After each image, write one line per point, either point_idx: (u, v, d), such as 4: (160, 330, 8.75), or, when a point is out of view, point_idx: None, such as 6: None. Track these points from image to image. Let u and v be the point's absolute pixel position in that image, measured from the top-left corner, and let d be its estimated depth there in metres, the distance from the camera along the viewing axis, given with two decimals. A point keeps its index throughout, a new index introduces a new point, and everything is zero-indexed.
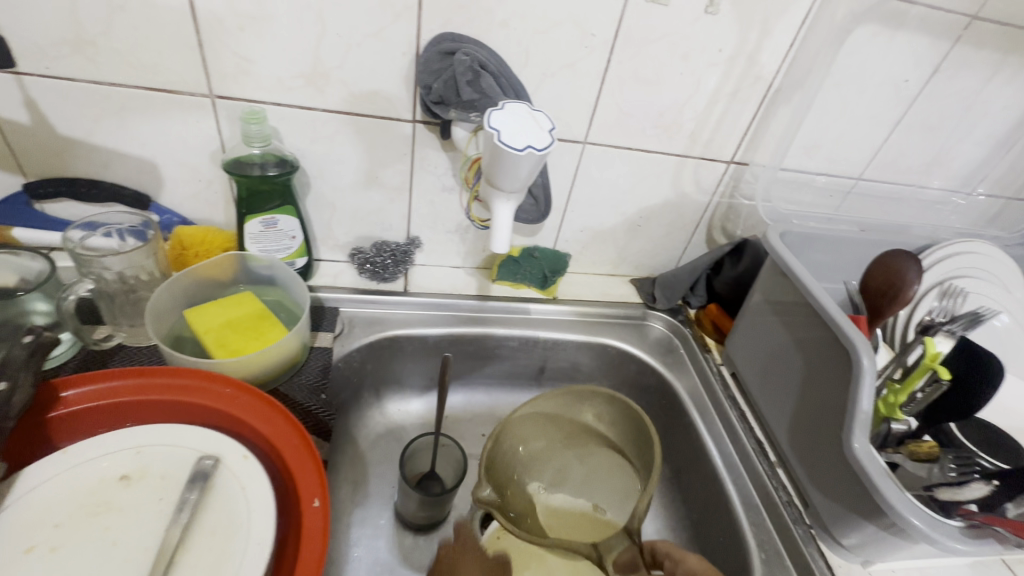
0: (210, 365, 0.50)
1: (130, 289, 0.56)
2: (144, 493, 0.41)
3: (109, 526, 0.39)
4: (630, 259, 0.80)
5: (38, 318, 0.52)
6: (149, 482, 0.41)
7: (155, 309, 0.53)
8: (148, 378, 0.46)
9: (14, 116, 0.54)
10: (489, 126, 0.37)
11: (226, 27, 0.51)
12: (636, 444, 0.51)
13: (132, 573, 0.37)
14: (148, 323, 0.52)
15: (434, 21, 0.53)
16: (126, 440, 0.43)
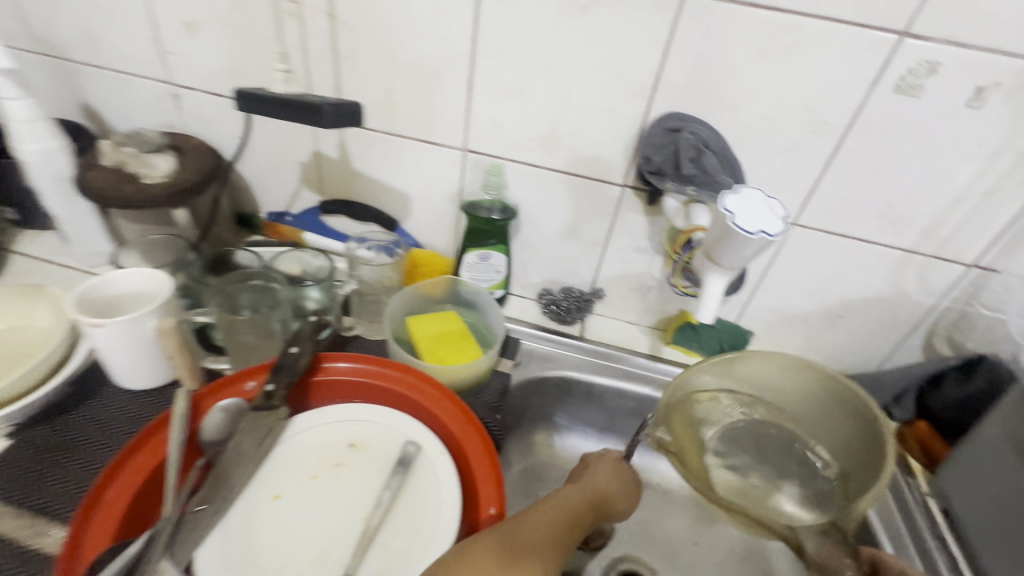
0: (422, 366, 0.61)
1: (375, 294, 0.70)
2: (364, 460, 0.50)
3: (338, 479, 0.49)
4: (821, 350, 0.74)
5: (311, 302, 0.65)
6: (371, 452, 0.51)
7: (389, 313, 0.66)
8: (376, 366, 0.57)
9: (330, 152, 0.72)
10: (723, 209, 0.39)
11: (491, 98, 0.63)
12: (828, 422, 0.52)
13: (351, 523, 0.46)
14: (385, 323, 0.65)
15: (665, 102, 0.59)
16: (357, 413, 0.54)
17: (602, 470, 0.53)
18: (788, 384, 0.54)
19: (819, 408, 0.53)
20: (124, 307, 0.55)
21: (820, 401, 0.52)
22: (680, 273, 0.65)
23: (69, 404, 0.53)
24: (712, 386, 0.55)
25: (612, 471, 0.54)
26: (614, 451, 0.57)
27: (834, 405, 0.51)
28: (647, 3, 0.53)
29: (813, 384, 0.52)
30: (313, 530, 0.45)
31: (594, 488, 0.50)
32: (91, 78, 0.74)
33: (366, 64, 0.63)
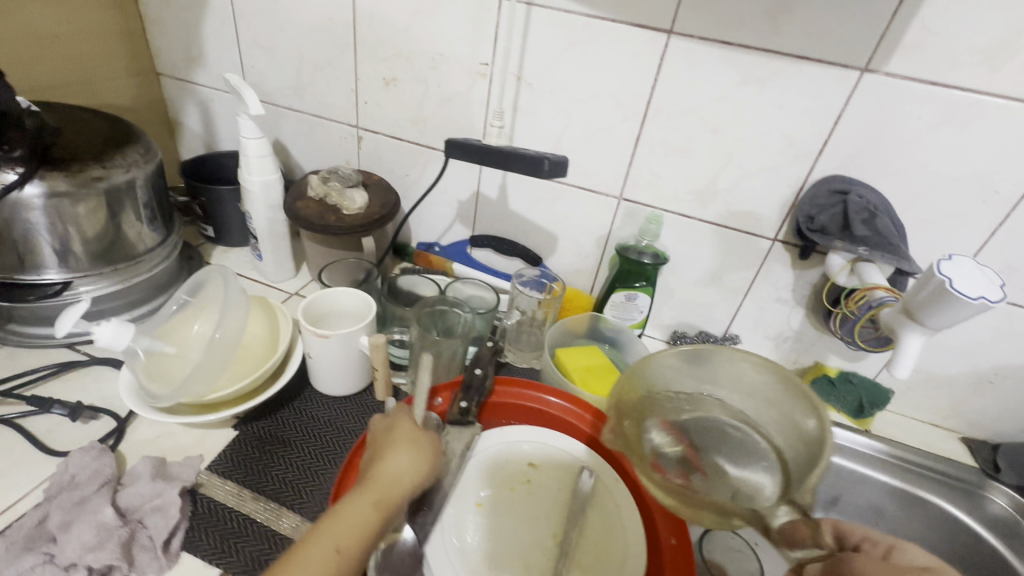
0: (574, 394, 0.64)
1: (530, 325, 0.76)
2: (547, 478, 0.55)
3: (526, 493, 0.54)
4: (966, 414, 0.73)
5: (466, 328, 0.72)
6: (552, 471, 0.55)
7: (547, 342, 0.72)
8: (555, 401, 0.60)
9: (489, 193, 0.80)
10: (938, 271, 0.42)
11: (654, 154, 0.69)
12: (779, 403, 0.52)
13: (544, 537, 0.51)
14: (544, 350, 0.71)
15: (829, 166, 0.62)
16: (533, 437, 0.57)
17: (396, 464, 0.44)
18: (755, 397, 0.54)
19: (762, 397, 0.54)
20: (330, 319, 0.62)
21: (779, 391, 0.51)
22: (865, 330, 0.63)
23: (282, 403, 0.61)
24: (727, 377, 0.55)
25: (409, 451, 0.45)
26: (403, 426, 0.48)
27: (786, 395, 0.51)
28: (825, 77, 0.58)
29: (777, 391, 0.52)
30: (512, 540, 0.51)
31: (380, 487, 0.42)
32: (289, 120, 0.85)
33: (541, 118, 0.71)
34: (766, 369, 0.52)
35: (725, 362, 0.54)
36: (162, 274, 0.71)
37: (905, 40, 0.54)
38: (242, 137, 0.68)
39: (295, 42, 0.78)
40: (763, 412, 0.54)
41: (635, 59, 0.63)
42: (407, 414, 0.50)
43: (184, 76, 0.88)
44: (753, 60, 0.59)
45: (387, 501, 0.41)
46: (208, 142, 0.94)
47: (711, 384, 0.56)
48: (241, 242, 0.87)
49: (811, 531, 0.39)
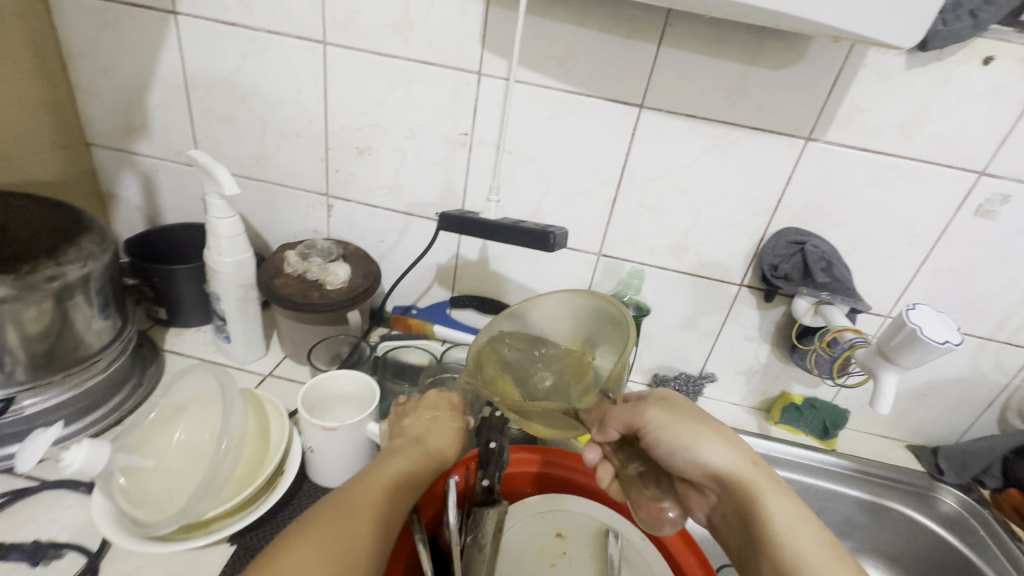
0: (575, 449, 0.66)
1: None
2: (578, 547, 0.55)
3: (560, 567, 0.53)
4: (908, 424, 0.83)
5: None
6: (580, 539, 0.55)
7: None
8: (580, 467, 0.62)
9: (470, 255, 0.80)
10: (910, 321, 0.49)
11: (629, 213, 0.73)
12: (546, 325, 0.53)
13: None
14: None
15: (784, 220, 0.70)
16: (553, 503, 0.58)
17: (439, 436, 0.53)
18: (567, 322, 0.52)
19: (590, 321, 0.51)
20: (329, 406, 0.60)
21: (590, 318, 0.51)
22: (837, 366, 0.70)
23: (280, 504, 0.55)
24: (549, 324, 0.53)
25: (438, 425, 0.54)
26: (434, 404, 0.58)
27: (590, 315, 0.51)
28: (777, 145, 0.65)
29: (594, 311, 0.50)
30: None
31: (421, 452, 0.50)
32: (248, 189, 0.81)
33: (521, 183, 0.73)
34: (590, 299, 0.51)
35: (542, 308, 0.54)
36: (118, 371, 0.63)
37: (839, 115, 0.63)
38: (210, 217, 0.64)
39: (258, 112, 0.75)
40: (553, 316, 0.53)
41: (610, 130, 0.68)
42: (442, 395, 0.59)
43: (122, 146, 0.81)
44: (715, 130, 0.66)
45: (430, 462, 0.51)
46: (150, 213, 0.86)
47: (545, 327, 0.53)
48: (198, 322, 0.79)
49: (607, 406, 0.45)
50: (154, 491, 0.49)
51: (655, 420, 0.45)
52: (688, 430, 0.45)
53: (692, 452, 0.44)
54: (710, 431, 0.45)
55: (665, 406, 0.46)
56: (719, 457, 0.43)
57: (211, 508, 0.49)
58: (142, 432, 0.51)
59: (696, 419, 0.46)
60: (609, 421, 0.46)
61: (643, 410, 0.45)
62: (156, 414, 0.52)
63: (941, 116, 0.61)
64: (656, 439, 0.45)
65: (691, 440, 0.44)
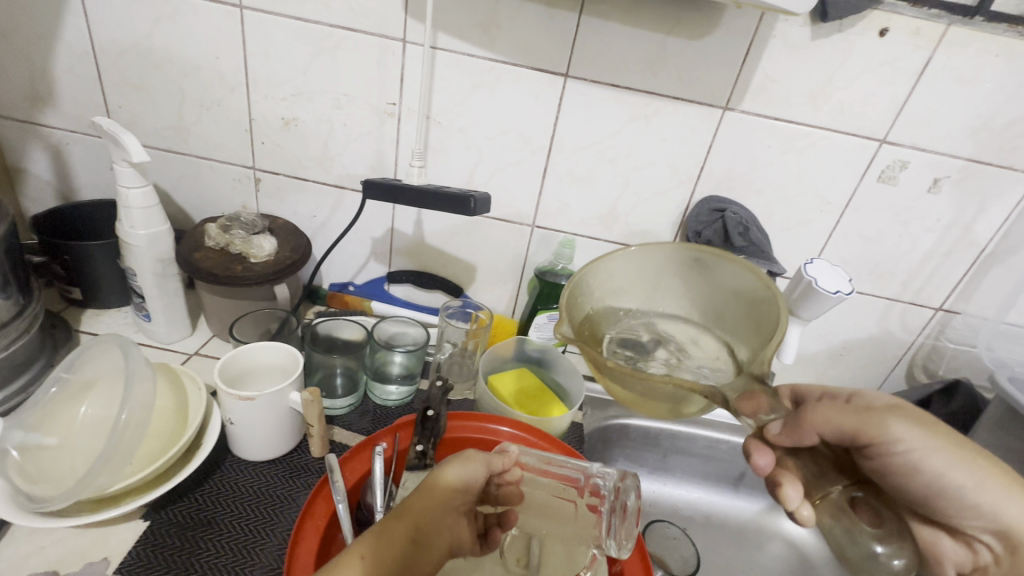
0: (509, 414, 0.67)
1: (462, 357, 0.75)
2: None
3: None
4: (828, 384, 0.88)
5: (395, 367, 0.70)
6: None
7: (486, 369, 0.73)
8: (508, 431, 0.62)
9: (405, 228, 0.80)
10: (807, 273, 0.52)
11: (561, 184, 0.74)
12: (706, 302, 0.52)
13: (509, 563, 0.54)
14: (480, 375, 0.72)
15: (706, 188, 0.73)
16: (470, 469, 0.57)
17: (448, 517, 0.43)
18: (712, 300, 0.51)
19: (680, 282, 0.53)
20: (251, 377, 0.58)
21: (694, 275, 0.52)
22: None
23: (199, 479, 0.54)
24: (655, 279, 0.53)
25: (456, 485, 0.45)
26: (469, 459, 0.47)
27: (728, 287, 0.51)
28: (697, 114, 0.68)
29: (684, 271, 0.53)
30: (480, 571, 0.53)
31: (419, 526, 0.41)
32: (169, 163, 0.77)
33: (453, 154, 0.73)
34: (724, 265, 0.50)
35: (600, 273, 0.53)
36: (22, 351, 0.60)
37: (753, 85, 0.65)
38: (120, 187, 0.61)
39: (175, 80, 0.72)
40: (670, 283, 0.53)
41: (537, 100, 0.68)
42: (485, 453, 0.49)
43: (27, 117, 0.76)
44: (639, 100, 0.67)
45: (422, 545, 0.40)
46: (63, 190, 0.82)
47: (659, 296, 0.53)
48: (119, 303, 0.76)
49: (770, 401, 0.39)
50: (51, 467, 0.46)
51: (899, 437, 0.40)
52: (954, 462, 0.40)
53: (960, 485, 0.40)
54: (981, 463, 0.41)
55: (921, 423, 0.41)
56: (1010, 515, 0.39)
57: (117, 483, 0.47)
58: (44, 408, 0.49)
59: (968, 453, 0.41)
60: (816, 421, 0.41)
61: (886, 422, 0.41)
62: (58, 389, 0.50)
63: (844, 86, 0.65)
64: (905, 464, 0.40)
65: (959, 473, 0.40)
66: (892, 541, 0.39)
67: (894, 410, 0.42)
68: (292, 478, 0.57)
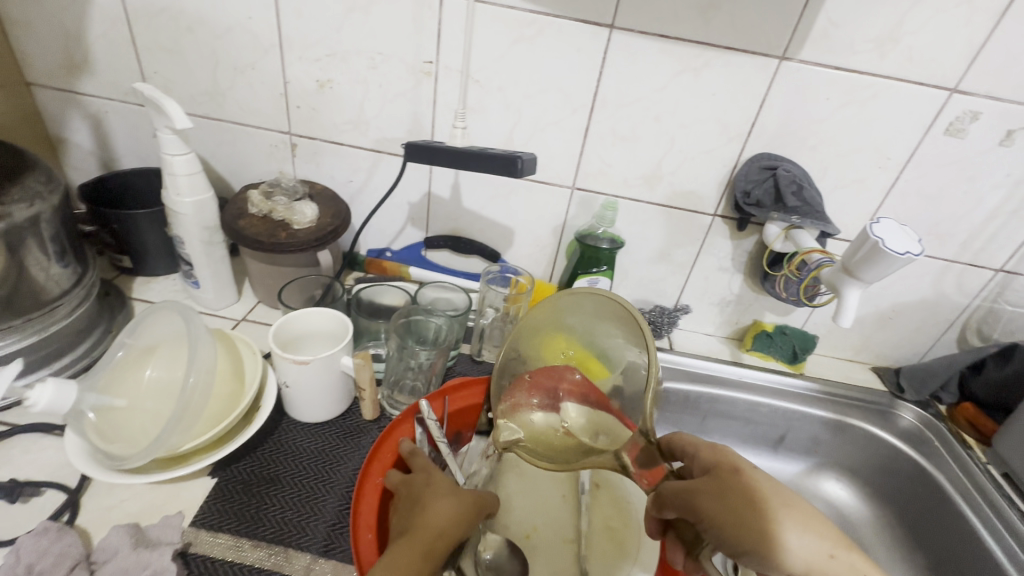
0: None
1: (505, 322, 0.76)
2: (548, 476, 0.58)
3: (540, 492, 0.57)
4: (873, 347, 0.86)
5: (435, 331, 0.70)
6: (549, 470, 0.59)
7: None
8: None
9: (442, 193, 0.78)
10: (873, 234, 0.50)
11: (603, 143, 0.71)
12: (601, 320, 0.53)
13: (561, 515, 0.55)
14: None
15: (757, 145, 0.69)
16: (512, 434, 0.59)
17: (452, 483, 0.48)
18: (601, 318, 0.54)
19: (589, 312, 0.54)
20: (303, 341, 0.60)
21: (600, 310, 0.53)
22: (806, 289, 0.70)
23: (259, 440, 0.56)
24: (561, 315, 0.56)
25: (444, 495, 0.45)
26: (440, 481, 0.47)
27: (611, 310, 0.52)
28: (751, 64, 0.64)
29: (588, 306, 0.54)
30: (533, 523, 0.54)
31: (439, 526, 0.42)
32: (205, 129, 0.77)
33: (491, 114, 0.71)
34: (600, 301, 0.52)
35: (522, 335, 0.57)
36: (84, 317, 0.62)
37: (815, 32, 0.61)
38: (164, 154, 0.61)
39: (207, 43, 0.70)
40: (566, 312, 0.56)
41: (579, 54, 0.65)
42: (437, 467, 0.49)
43: (65, 85, 0.76)
44: (688, 52, 0.64)
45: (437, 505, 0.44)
46: (104, 159, 0.82)
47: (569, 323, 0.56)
48: (166, 270, 0.78)
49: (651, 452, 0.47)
50: (126, 426, 0.49)
51: (710, 516, 0.38)
52: (752, 521, 0.38)
53: (762, 533, 0.37)
54: (784, 511, 0.38)
55: (724, 494, 0.39)
56: (799, 554, 0.36)
57: (183, 443, 0.49)
58: (112, 373, 0.50)
59: (754, 510, 0.38)
60: (665, 503, 0.41)
61: (695, 501, 0.39)
62: (124, 353, 0.52)
63: (916, 30, 0.60)
64: (716, 537, 0.38)
65: (756, 527, 0.37)
66: None
67: (702, 486, 0.40)
68: (344, 441, 0.58)
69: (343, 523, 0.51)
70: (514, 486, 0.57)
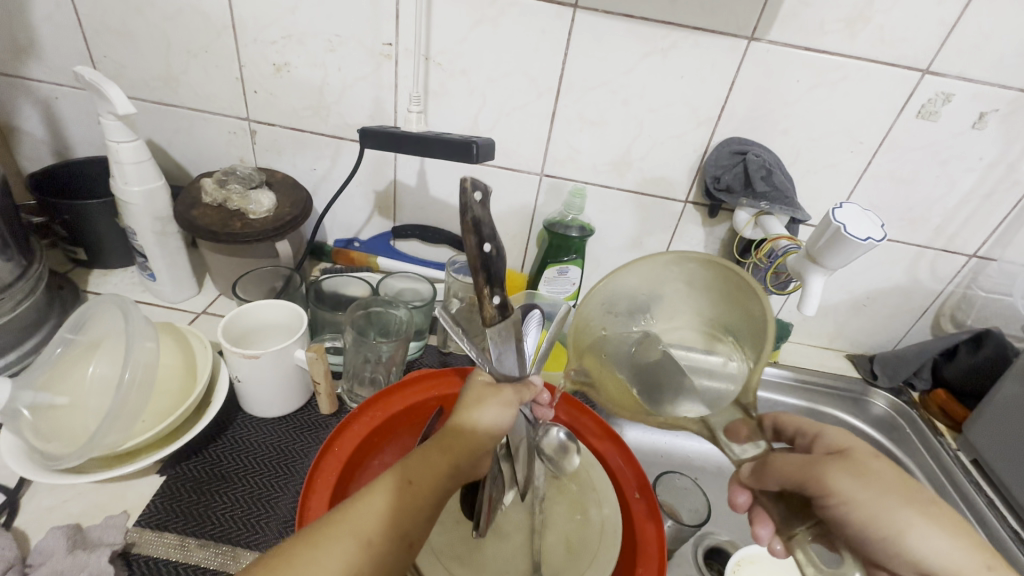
0: None
1: None
2: None
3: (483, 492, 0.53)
4: (848, 335, 0.86)
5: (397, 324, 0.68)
6: None
7: None
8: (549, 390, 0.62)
9: (408, 180, 0.76)
10: (834, 219, 0.49)
11: (571, 129, 0.69)
12: (715, 287, 0.46)
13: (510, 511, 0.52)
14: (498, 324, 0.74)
15: (728, 129, 0.68)
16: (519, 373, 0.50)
17: (513, 389, 0.42)
18: (704, 286, 0.47)
19: (687, 279, 0.48)
20: (256, 336, 0.58)
21: (709, 275, 0.46)
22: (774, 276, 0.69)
23: (212, 437, 0.55)
24: (644, 280, 0.49)
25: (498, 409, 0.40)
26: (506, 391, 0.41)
27: (727, 281, 0.45)
28: (720, 45, 0.62)
29: (686, 269, 0.47)
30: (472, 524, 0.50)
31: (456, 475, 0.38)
32: (162, 116, 0.74)
33: (455, 98, 0.68)
34: (704, 269, 0.46)
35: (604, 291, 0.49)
36: (31, 312, 0.60)
37: (783, 11, 0.59)
38: (109, 141, 0.58)
39: (158, 25, 0.67)
40: (660, 272, 0.48)
41: (543, 35, 0.63)
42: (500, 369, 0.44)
43: (10, 70, 0.72)
44: (655, 32, 0.62)
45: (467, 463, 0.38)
46: (58, 148, 0.79)
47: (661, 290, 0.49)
48: (123, 262, 0.75)
49: (752, 429, 0.42)
50: (66, 426, 0.47)
51: (841, 492, 0.36)
52: (889, 511, 0.36)
53: (897, 528, 0.36)
54: (929, 510, 0.36)
55: (856, 471, 0.37)
56: (936, 555, 0.35)
57: (128, 441, 0.48)
58: (51, 371, 0.49)
59: (894, 497, 0.36)
60: (773, 470, 0.39)
61: (826, 475, 0.37)
62: (64, 350, 0.50)
63: (886, 9, 0.58)
64: (840, 515, 0.36)
65: (893, 520, 0.36)
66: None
67: (833, 459, 0.38)
68: (304, 436, 0.57)
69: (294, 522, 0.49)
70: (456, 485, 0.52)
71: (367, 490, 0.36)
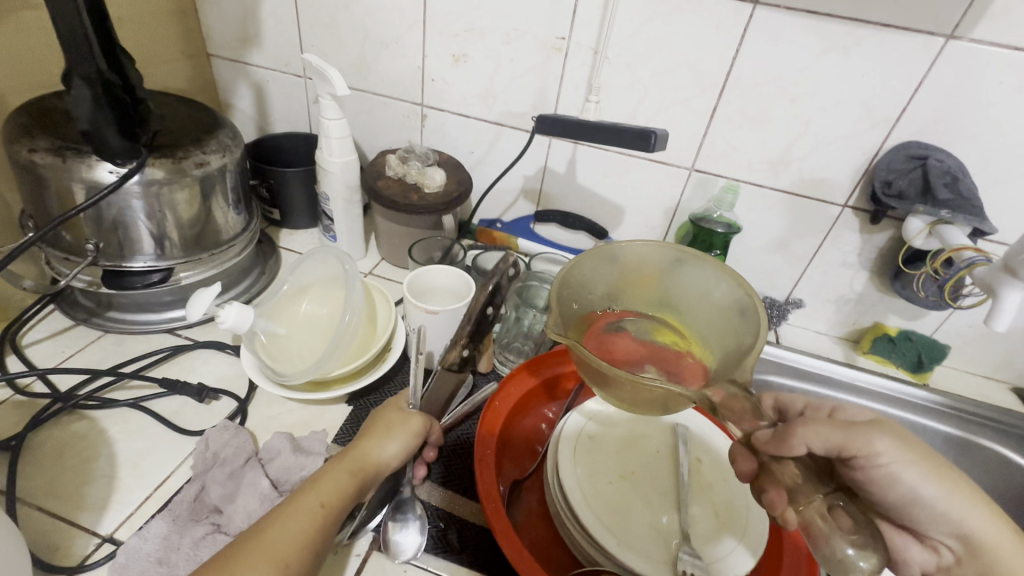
0: None
1: None
2: (649, 453, 0.55)
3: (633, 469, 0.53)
4: (1017, 365, 0.78)
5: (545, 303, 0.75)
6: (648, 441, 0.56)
7: None
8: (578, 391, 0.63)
9: (557, 167, 0.81)
10: None
11: (730, 125, 0.70)
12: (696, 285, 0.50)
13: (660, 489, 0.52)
14: None
15: (907, 132, 0.64)
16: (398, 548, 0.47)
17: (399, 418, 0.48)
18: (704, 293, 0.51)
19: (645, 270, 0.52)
20: (428, 295, 0.65)
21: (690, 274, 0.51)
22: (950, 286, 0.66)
23: (387, 379, 0.63)
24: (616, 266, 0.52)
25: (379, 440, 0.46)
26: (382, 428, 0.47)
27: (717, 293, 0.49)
28: (911, 44, 0.59)
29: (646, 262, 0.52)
30: (624, 495, 0.51)
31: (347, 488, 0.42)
32: (349, 100, 0.85)
33: (617, 91, 0.71)
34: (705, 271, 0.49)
35: (590, 264, 0.51)
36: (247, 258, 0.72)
37: (993, 8, 0.55)
38: (323, 119, 0.68)
39: (360, 19, 0.77)
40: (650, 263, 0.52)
41: (716, 31, 0.64)
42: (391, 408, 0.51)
43: (237, 57, 0.87)
44: (838, 29, 0.60)
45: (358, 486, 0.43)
46: (261, 123, 0.93)
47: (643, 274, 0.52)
48: (306, 224, 0.87)
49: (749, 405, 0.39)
50: (288, 352, 0.56)
51: (882, 451, 0.36)
52: (918, 482, 0.37)
53: (934, 492, 0.37)
54: (959, 478, 0.37)
55: (902, 438, 0.37)
56: (973, 522, 0.36)
57: (334, 372, 0.57)
58: (274, 304, 0.58)
59: (937, 467, 0.37)
60: (805, 429, 0.38)
61: (869, 436, 0.37)
62: (285, 289, 0.59)
63: None
64: (865, 469, 0.37)
65: (919, 486, 0.37)
66: (867, 545, 0.34)
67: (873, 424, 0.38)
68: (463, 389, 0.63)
69: (457, 461, 0.56)
70: (605, 456, 0.53)
71: (282, 512, 0.38)
